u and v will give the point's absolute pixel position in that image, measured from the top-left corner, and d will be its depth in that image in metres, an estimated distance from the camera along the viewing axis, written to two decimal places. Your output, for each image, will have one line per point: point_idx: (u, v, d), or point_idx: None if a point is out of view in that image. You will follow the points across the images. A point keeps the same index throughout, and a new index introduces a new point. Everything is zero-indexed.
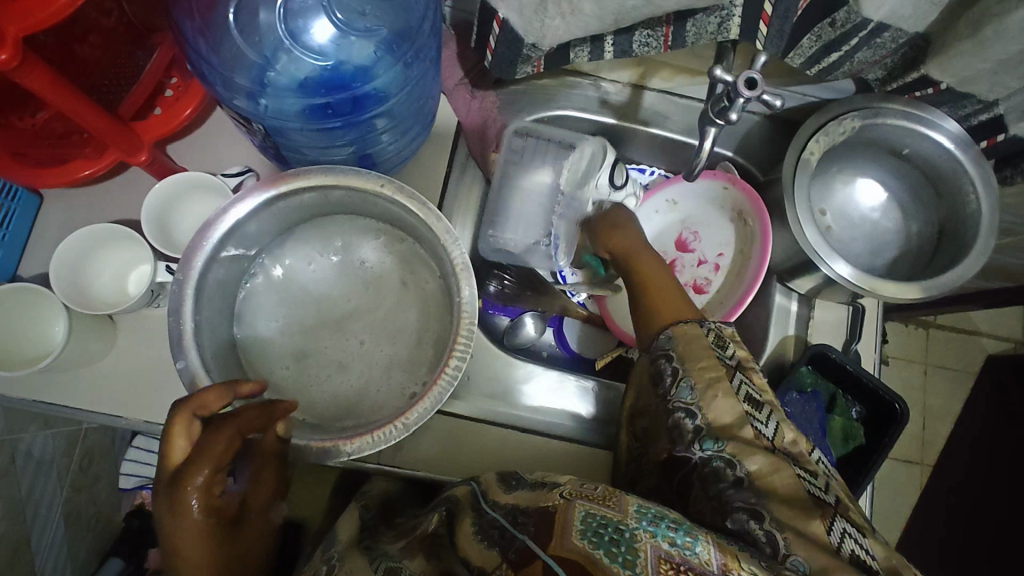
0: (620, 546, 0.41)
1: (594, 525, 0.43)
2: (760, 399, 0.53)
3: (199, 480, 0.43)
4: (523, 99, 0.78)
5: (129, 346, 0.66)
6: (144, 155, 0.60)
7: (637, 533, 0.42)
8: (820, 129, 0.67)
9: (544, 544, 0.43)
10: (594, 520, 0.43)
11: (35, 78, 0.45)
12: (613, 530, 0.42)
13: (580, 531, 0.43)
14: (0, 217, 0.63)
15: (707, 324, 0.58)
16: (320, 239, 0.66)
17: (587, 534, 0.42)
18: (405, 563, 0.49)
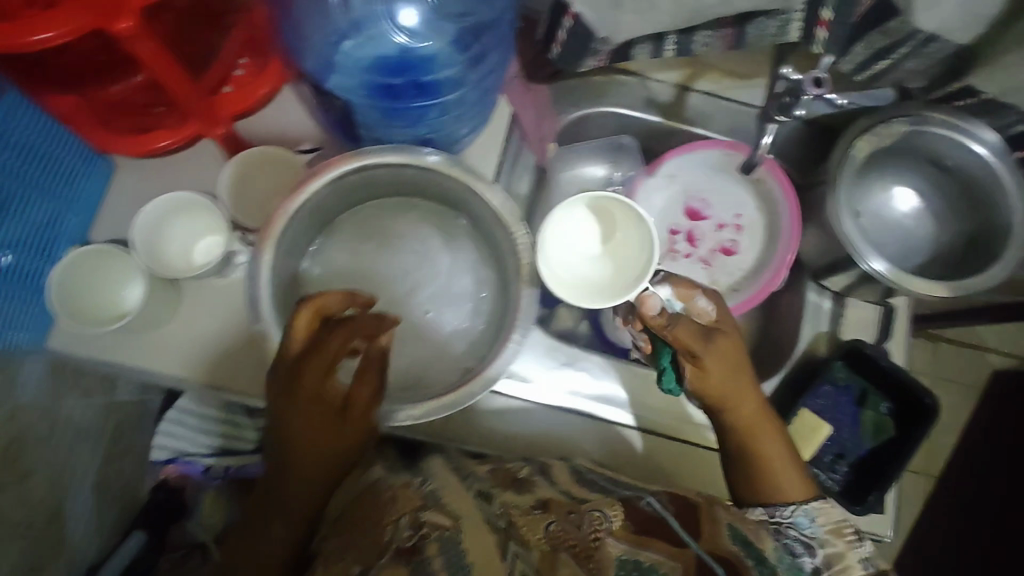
0: (761, 569, 0.51)
1: (741, 538, 0.54)
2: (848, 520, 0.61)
3: (317, 369, 0.52)
4: (575, 93, 0.81)
5: (192, 313, 0.68)
6: (222, 129, 0.63)
7: (773, 565, 0.52)
8: (868, 129, 0.70)
9: (696, 538, 0.51)
10: (739, 534, 0.54)
11: (143, 47, 0.48)
12: (756, 553, 0.53)
13: (728, 538, 0.53)
14: (74, 183, 0.64)
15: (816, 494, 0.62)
16: (372, 218, 0.71)
17: (736, 543, 0.53)
18: (495, 492, 0.57)
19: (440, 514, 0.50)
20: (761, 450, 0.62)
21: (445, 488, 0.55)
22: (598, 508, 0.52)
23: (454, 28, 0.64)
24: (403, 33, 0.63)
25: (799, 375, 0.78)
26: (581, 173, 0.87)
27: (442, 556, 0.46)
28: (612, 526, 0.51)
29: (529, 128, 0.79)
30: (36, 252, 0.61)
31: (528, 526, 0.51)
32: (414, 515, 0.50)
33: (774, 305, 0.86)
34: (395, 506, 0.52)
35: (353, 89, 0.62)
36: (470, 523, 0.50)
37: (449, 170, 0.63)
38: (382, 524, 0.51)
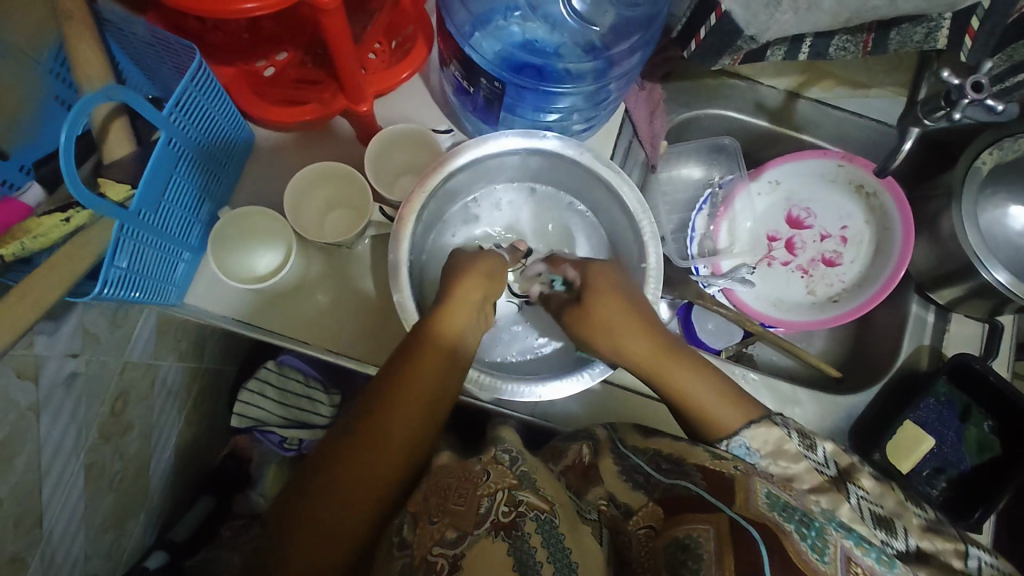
0: (810, 532, 0.47)
1: (781, 504, 0.49)
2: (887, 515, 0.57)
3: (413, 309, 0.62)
4: (685, 95, 0.83)
5: (319, 280, 0.71)
6: (366, 106, 0.66)
7: (825, 527, 0.48)
8: (994, 142, 0.71)
9: (729, 503, 0.49)
10: (778, 500, 0.50)
11: (331, 19, 0.51)
12: (799, 514, 0.48)
13: (765, 505, 0.49)
14: (226, 152, 0.68)
15: (823, 449, 0.60)
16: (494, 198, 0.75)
17: (774, 509, 0.48)
18: (565, 481, 0.58)
19: (536, 496, 0.49)
20: (682, 387, 0.61)
21: (539, 471, 0.53)
22: (647, 522, 0.52)
23: (616, 16, 0.65)
24: (569, 10, 0.65)
25: (899, 389, 0.77)
26: (680, 173, 0.89)
27: (542, 537, 0.46)
28: (656, 529, 0.51)
29: (641, 126, 0.79)
30: (189, 212, 0.65)
31: (577, 525, 0.49)
32: (512, 492, 0.49)
33: (870, 317, 0.86)
34: (485, 480, 0.51)
35: (498, 61, 0.64)
36: (567, 514, 0.49)
37: (578, 157, 0.66)
38: (477, 493, 0.50)
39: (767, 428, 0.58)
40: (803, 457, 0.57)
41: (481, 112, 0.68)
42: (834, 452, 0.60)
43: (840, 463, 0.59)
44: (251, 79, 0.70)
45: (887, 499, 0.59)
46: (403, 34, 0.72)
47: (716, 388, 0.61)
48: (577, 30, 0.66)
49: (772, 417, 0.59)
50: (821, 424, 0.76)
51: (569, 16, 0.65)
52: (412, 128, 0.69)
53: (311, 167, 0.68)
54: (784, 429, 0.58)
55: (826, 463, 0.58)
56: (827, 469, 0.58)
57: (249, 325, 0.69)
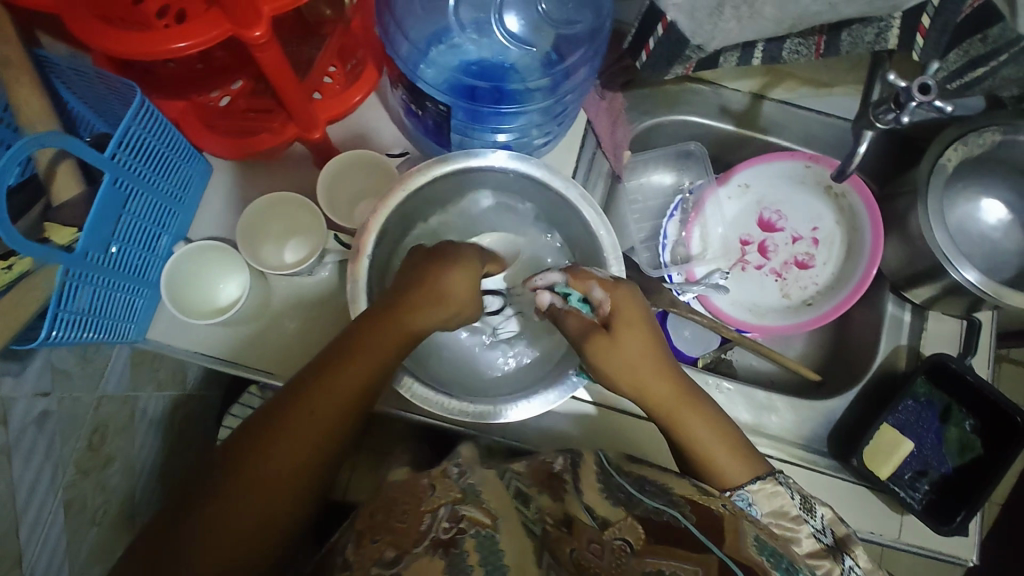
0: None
1: (769, 550, 0.50)
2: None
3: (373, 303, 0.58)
4: (648, 102, 0.82)
5: (281, 309, 0.71)
6: (318, 133, 0.66)
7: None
8: (960, 138, 0.69)
9: (718, 543, 0.48)
10: (766, 546, 0.50)
11: (269, 56, 0.51)
12: (784, 562, 0.50)
13: (754, 548, 0.49)
14: (183, 184, 0.68)
15: (819, 513, 0.59)
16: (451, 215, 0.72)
17: (763, 554, 0.49)
18: (533, 493, 0.55)
19: (480, 510, 0.49)
20: (682, 426, 0.60)
21: (487, 482, 0.54)
22: (620, 535, 0.48)
23: (556, 34, 0.65)
24: (505, 33, 0.65)
25: (878, 391, 0.76)
26: (649, 181, 0.88)
27: (480, 555, 0.46)
28: (633, 547, 0.47)
29: (603, 137, 0.78)
30: (143, 248, 0.64)
31: (555, 543, 0.48)
32: (454, 507, 0.50)
33: (847, 318, 0.85)
34: (432, 494, 0.52)
35: (444, 86, 0.63)
36: (511, 524, 0.49)
37: (565, 190, 0.65)
38: (421, 510, 0.51)
39: (771, 487, 0.59)
40: (803, 521, 0.58)
41: (436, 133, 0.67)
42: (831, 521, 0.59)
43: (837, 532, 0.58)
44: (200, 112, 0.69)
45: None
46: (355, 57, 0.72)
47: (714, 427, 0.61)
48: (517, 52, 0.65)
49: (775, 476, 0.60)
50: (799, 431, 0.75)
51: (507, 40, 0.65)
52: (358, 154, 0.69)
53: (260, 200, 0.68)
54: (790, 492, 0.59)
55: (823, 531, 0.58)
56: (823, 537, 0.57)
57: (211, 358, 0.69)
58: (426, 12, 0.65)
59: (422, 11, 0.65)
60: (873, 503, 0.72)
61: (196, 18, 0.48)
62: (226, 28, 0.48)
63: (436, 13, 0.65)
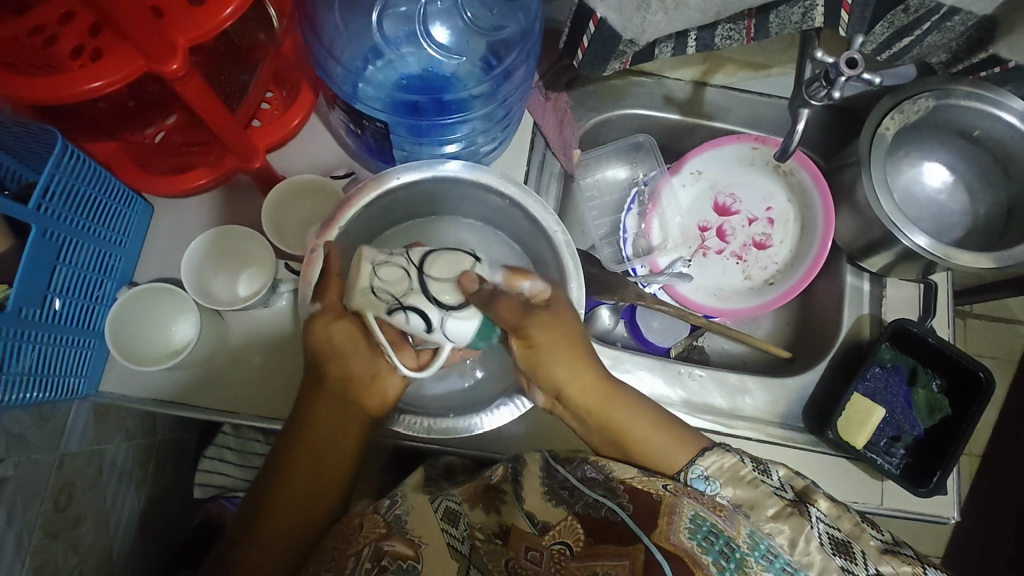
0: (729, 563, 0.51)
1: (705, 531, 0.52)
2: (844, 540, 0.54)
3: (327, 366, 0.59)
4: (593, 99, 0.82)
5: (239, 344, 0.68)
6: (258, 161, 0.64)
7: (746, 559, 0.51)
8: (897, 106, 0.70)
9: (648, 530, 0.53)
10: (703, 524, 0.52)
11: (192, 89, 0.50)
12: (721, 543, 0.51)
13: (686, 532, 0.52)
14: (122, 228, 0.66)
15: (779, 475, 0.59)
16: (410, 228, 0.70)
17: (695, 538, 0.52)
18: (464, 509, 0.60)
19: (402, 543, 0.55)
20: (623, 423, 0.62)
21: (415, 510, 0.59)
22: (561, 538, 0.55)
23: (486, 43, 0.65)
24: (434, 46, 0.64)
25: (847, 361, 0.77)
26: (604, 176, 0.88)
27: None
28: (573, 550, 0.54)
29: (552, 138, 0.77)
30: (87, 298, 0.62)
31: (490, 558, 0.55)
32: (376, 546, 0.55)
33: (810, 292, 0.86)
34: (361, 531, 0.57)
35: (381, 104, 0.62)
36: (433, 552, 0.55)
37: (531, 206, 0.63)
38: (347, 553, 0.56)
39: (719, 457, 0.59)
40: (760, 482, 0.56)
41: (380, 150, 0.66)
42: (789, 476, 0.59)
43: (796, 486, 0.59)
44: (134, 151, 0.67)
45: (845, 521, 0.56)
46: (291, 81, 0.71)
47: (653, 424, 0.62)
48: (448, 64, 0.64)
49: (724, 445, 0.60)
50: (774, 410, 0.75)
51: (436, 53, 0.64)
52: (309, 178, 0.67)
53: (206, 236, 0.65)
54: (738, 457, 0.59)
55: (782, 487, 0.57)
56: (783, 493, 0.57)
57: (165, 405, 0.66)
58: (352, 34, 0.64)
59: (347, 30, 0.63)
60: (852, 472, 0.73)
61: (110, 52, 0.47)
62: (140, 63, 0.46)
63: (363, 33, 0.64)
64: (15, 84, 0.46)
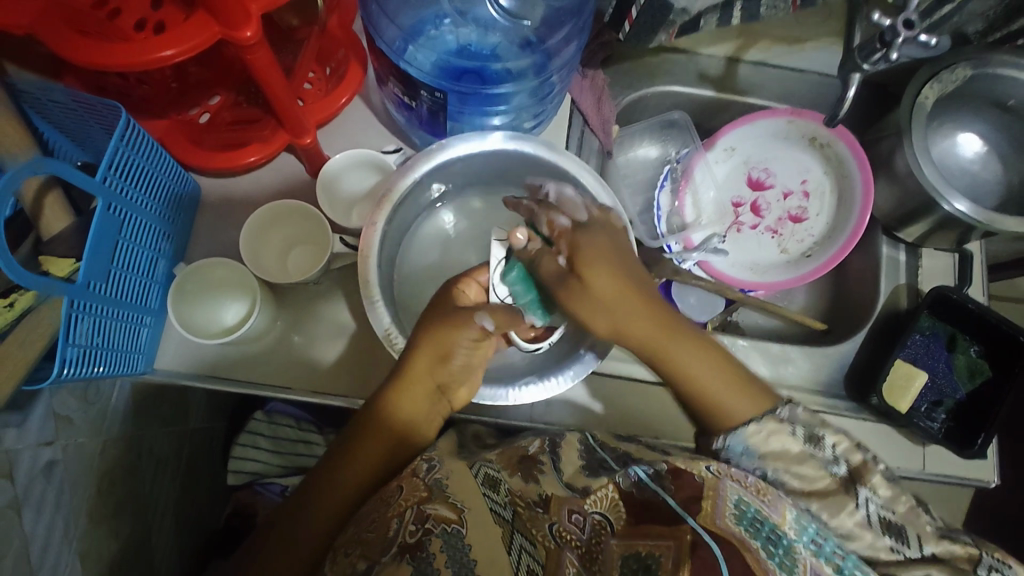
0: (777, 549, 0.49)
1: (750, 517, 0.50)
2: (899, 522, 0.54)
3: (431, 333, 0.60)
4: (628, 76, 0.82)
5: (290, 322, 0.69)
6: (308, 137, 0.65)
7: (794, 545, 0.49)
8: (935, 76, 0.71)
9: (693, 512, 0.51)
10: (748, 510, 0.51)
11: (260, 56, 0.51)
12: (766, 530, 0.50)
13: (732, 517, 0.50)
14: (173, 211, 0.66)
15: (839, 457, 0.56)
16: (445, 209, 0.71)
17: (742, 524, 0.50)
18: (504, 477, 0.57)
19: (446, 506, 0.53)
20: (679, 364, 0.59)
21: (455, 473, 0.56)
22: (600, 508, 0.53)
23: (545, 8, 0.65)
24: (496, 9, 0.65)
25: (886, 330, 0.78)
26: (636, 155, 0.89)
27: (446, 554, 0.49)
28: (613, 525, 0.52)
29: (590, 114, 0.77)
30: (144, 276, 0.63)
31: (533, 522, 0.53)
32: (421, 508, 0.53)
33: (844, 266, 0.87)
34: (398, 496, 0.55)
35: (435, 71, 0.63)
36: (477, 517, 0.52)
37: (579, 175, 0.64)
38: (388, 515, 0.54)
39: (772, 427, 0.57)
40: (809, 458, 0.56)
41: (432, 124, 0.66)
42: (846, 450, 0.57)
43: (852, 462, 0.56)
44: (185, 131, 0.68)
45: (899, 504, 0.55)
46: (335, 58, 0.71)
47: (723, 368, 0.60)
48: (508, 27, 0.66)
49: (776, 414, 0.58)
50: (817, 378, 0.76)
51: (497, 16, 0.65)
52: (366, 154, 0.69)
53: (263, 209, 0.66)
54: (790, 428, 0.57)
55: (835, 462, 0.56)
56: (837, 469, 0.56)
57: (209, 378, 0.67)
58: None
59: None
60: (894, 438, 0.74)
61: (183, 24, 0.47)
62: (214, 32, 0.47)
63: None
64: (85, 52, 0.46)
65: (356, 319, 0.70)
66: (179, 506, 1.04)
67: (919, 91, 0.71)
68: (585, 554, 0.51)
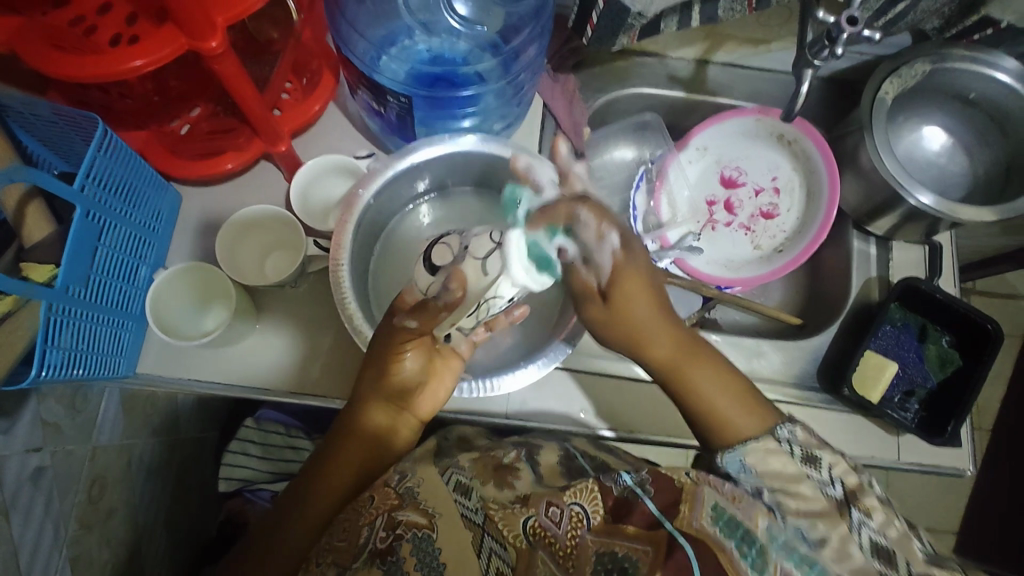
0: (751, 550, 0.51)
1: (726, 518, 0.52)
2: (889, 548, 0.54)
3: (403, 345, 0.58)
4: (599, 80, 0.85)
5: (268, 326, 0.71)
6: (283, 144, 0.68)
7: (767, 548, 0.51)
8: (894, 71, 0.73)
9: (670, 516, 0.52)
10: (724, 513, 0.53)
11: (227, 67, 0.53)
12: (742, 532, 0.52)
13: (709, 518, 0.52)
14: (155, 215, 0.69)
15: (835, 482, 0.57)
16: (428, 203, 0.73)
17: (717, 524, 0.52)
18: (476, 484, 0.57)
19: (416, 513, 0.54)
20: (694, 386, 0.63)
21: (426, 482, 0.57)
22: (578, 499, 0.53)
23: (506, 14, 0.68)
24: (459, 17, 0.68)
25: (858, 321, 0.79)
26: (612, 157, 0.89)
27: (415, 558, 0.51)
28: (591, 520, 0.52)
29: (562, 117, 0.79)
30: (126, 283, 0.65)
31: (506, 521, 0.52)
32: (390, 515, 0.54)
33: (818, 261, 0.88)
34: (371, 504, 0.56)
35: (405, 78, 0.65)
36: (449, 522, 0.53)
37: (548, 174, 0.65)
38: (359, 523, 0.55)
39: (764, 446, 0.59)
40: (804, 478, 0.57)
41: (402, 128, 0.68)
42: (842, 472, 0.58)
43: (846, 484, 0.57)
44: (165, 140, 0.70)
45: (891, 529, 0.55)
46: (310, 69, 0.73)
47: (739, 393, 0.63)
48: (472, 33, 0.68)
49: (776, 434, 0.60)
50: (790, 371, 0.77)
51: (460, 23, 0.68)
52: (338, 159, 0.71)
53: (235, 218, 0.69)
54: (788, 449, 0.59)
55: (830, 483, 0.57)
56: (832, 491, 0.57)
57: (191, 380, 0.68)
58: (381, 10, 0.67)
59: (380, 8, 0.67)
60: (867, 428, 0.74)
61: (151, 36, 0.49)
62: (181, 42, 0.49)
63: (393, 10, 0.67)
64: (62, 64, 0.48)
65: (333, 320, 0.71)
66: (170, 514, 1.05)
67: (878, 86, 0.73)
68: (561, 552, 0.50)
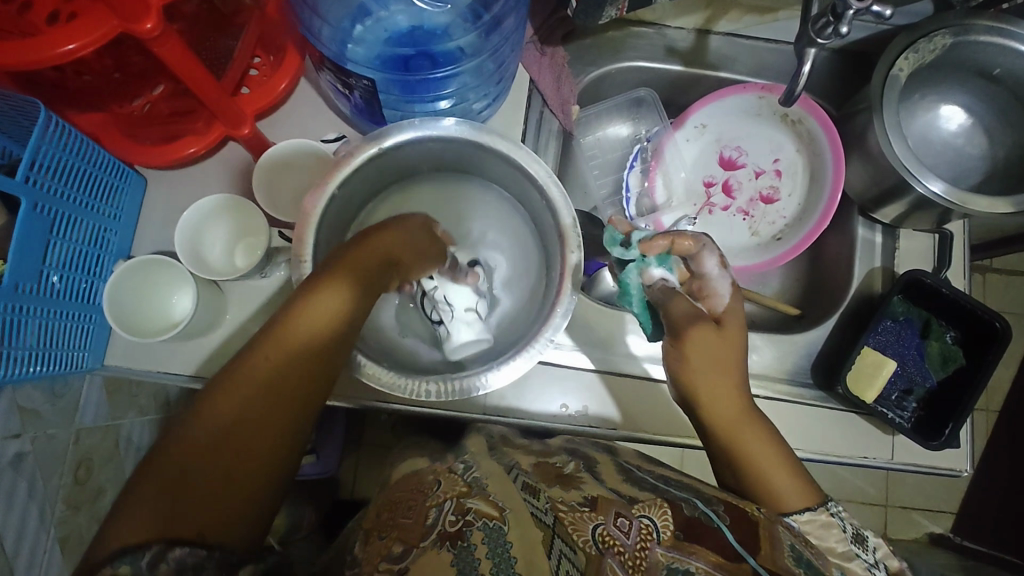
0: None
1: (806, 562, 0.45)
2: None
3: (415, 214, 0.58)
4: (591, 52, 0.78)
5: (239, 317, 0.68)
6: (246, 127, 0.63)
7: None
8: (911, 45, 0.66)
9: (753, 552, 0.43)
10: (800, 558, 0.45)
11: (168, 50, 0.49)
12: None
13: (792, 560, 0.44)
14: (114, 201, 0.66)
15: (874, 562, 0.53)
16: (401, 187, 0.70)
17: (802, 566, 0.44)
18: (544, 488, 0.50)
19: (486, 502, 0.47)
20: (750, 455, 0.54)
21: (492, 475, 0.53)
22: (648, 513, 0.45)
23: None
24: None
25: (858, 315, 0.75)
26: (607, 134, 0.86)
27: (487, 545, 0.42)
28: (661, 532, 0.43)
29: (549, 94, 0.73)
30: (90, 274, 0.63)
31: (576, 525, 0.44)
32: (460, 500, 0.47)
33: (820, 247, 0.84)
34: (437, 490, 0.50)
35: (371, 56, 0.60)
36: (521, 515, 0.45)
37: (530, 166, 0.61)
38: (426, 505, 0.48)
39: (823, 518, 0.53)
40: (856, 556, 0.52)
41: (371, 109, 0.64)
42: (886, 555, 0.54)
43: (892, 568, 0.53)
44: (122, 122, 0.66)
45: None
46: (275, 45, 0.69)
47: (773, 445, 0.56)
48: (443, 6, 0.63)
49: (829, 508, 0.54)
50: (783, 366, 0.74)
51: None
52: (305, 143, 0.67)
53: (199, 206, 0.65)
54: (842, 526, 0.53)
55: (876, 566, 0.52)
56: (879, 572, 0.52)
57: (160, 372, 0.67)
58: None
59: None
60: (861, 427, 0.71)
61: (82, 15, 0.45)
62: (112, 24, 0.45)
63: None
64: None
65: None
66: None
67: (892, 62, 0.66)
68: (631, 561, 0.41)
